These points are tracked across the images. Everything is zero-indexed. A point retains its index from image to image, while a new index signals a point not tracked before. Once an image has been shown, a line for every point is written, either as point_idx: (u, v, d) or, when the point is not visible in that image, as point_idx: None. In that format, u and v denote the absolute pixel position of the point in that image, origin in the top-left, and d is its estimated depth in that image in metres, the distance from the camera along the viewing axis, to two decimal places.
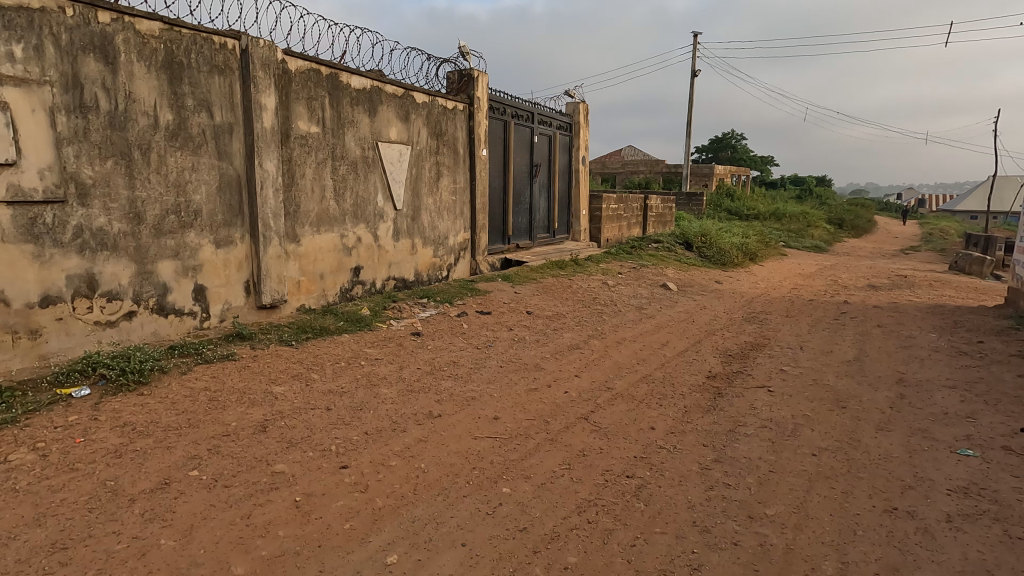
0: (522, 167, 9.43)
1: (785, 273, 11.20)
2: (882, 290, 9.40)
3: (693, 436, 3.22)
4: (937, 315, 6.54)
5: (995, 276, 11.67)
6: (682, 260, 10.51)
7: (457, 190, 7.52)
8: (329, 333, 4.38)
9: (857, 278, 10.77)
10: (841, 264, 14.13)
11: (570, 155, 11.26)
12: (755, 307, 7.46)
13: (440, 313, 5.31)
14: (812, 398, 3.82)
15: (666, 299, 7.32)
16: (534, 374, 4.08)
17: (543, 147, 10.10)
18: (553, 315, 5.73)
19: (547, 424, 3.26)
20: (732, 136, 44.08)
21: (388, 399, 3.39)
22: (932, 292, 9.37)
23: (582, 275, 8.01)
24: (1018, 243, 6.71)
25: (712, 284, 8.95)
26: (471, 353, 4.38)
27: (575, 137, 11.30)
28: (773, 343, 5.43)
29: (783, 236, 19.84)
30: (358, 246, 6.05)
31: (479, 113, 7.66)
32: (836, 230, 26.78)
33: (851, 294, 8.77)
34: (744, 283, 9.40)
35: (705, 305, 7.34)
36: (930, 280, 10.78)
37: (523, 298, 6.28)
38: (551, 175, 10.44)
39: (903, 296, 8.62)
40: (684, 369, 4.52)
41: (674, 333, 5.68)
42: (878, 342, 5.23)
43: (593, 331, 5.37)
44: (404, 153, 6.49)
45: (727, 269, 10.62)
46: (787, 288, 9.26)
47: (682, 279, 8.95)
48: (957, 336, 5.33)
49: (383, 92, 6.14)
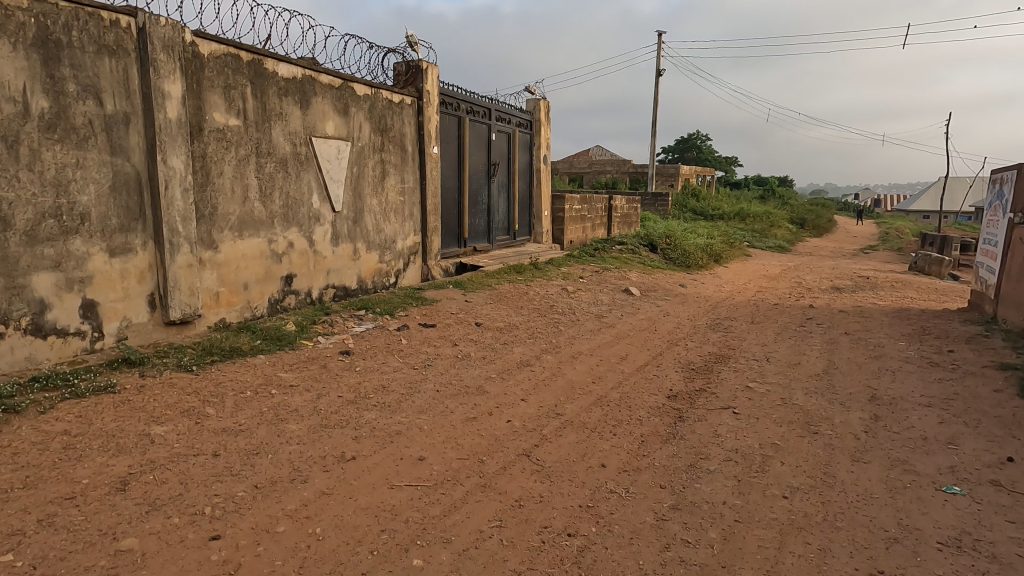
0: (479, 166, 8.96)
1: (750, 275, 11.02)
2: (846, 292, 9.27)
3: (649, 475, 2.80)
4: (903, 320, 6.34)
5: (953, 276, 11.77)
6: (646, 263, 10.20)
7: (405, 190, 6.98)
8: (240, 355, 3.82)
9: (821, 280, 10.66)
10: (804, 264, 14.11)
11: (531, 154, 10.85)
12: (720, 313, 7.15)
13: (378, 327, 4.79)
14: (781, 421, 3.46)
15: (628, 306, 6.95)
16: (475, 399, 3.61)
17: (501, 145, 9.66)
18: (504, 326, 5.27)
19: (482, 464, 2.80)
20: (697, 136, 44.49)
21: (295, 437, 2.87)
22: (894, 294, 9.29)
23: (540, 280, 7.59)
24: (982, 246, 6.58)
25: (676, 288, 8.63)
26: (405, 375, 3.87)
27: (536, 135, 10.89)
28: (739, 354, 5.09)
29: (747, 237, 19.89)
30: (290, 252, 5.47)
31: (429, 108, 7.16)
32: (799, 230, 27.15)
33: (816, 297, 8.59)
34: (709, 287, 9.13)
35: (669, 312, 7.00)
36: (891, 281, 10.76)
37: (474, 307, 5.81)
38: (511, 175, 10.01)
39: (866, 299, 8.48)
40: (643, 388, 4.11)
41: (634, 345, 5.29)
42: (847, 353, 4.94)
43: (547, 344, 4.93)
44: (343, 149, 5.93)
45: (692, 272, 10.37)
46: (752, 291, 9.03)
47: (646, 283, 8.62)
48: (926, 344, 5.09)
49: (317, 82, 5.57)
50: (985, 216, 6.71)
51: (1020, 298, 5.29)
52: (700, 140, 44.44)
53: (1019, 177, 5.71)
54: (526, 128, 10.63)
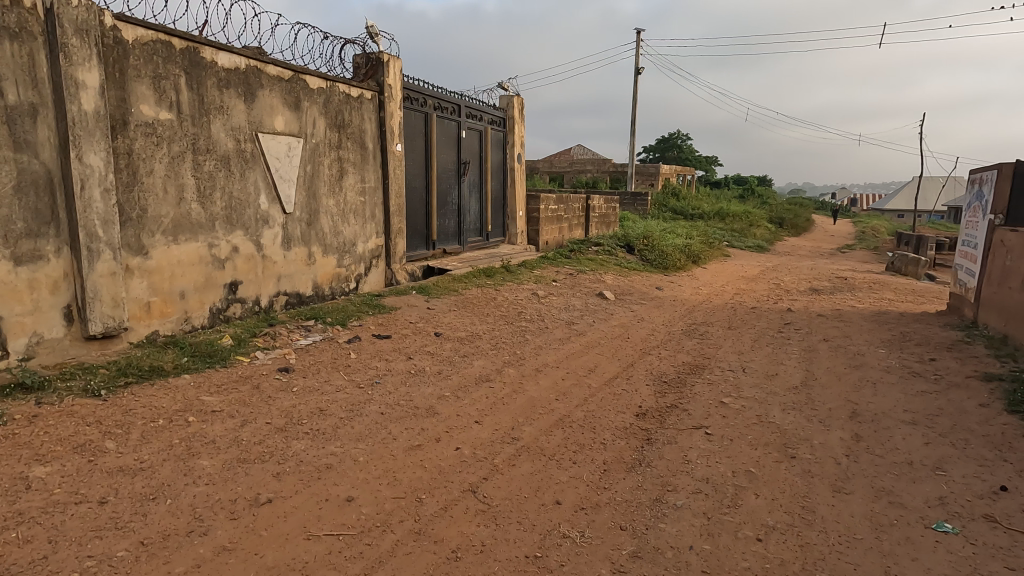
0: (448, 165, 8.60)
1: (728, 277, 10.83)
2: (824, 294, 9.11)
3: (609, 513, 2.48)
4: (883, 325, 6.14)
5: (929, 277, 11.73)
6: (622, 265, 9.93)
7: (366, 189, 6.60)
8: (162, 375, 3.41)
9: (799, 281, 10.50)
10: (782, 265, 14.00)
11: (504, 152, 10.52)
12: (696, 318, 6.89)
13: (326, 340, 4.41)
14: (756, 444, 3.17)
15: (601, 311, 6.66)
16: (423, 423, 3.27)
17: (472, 143, 9.31)
18: (466, 336, 4.93)
19: (420, 505, 2.46)
20: (677, 136, 44.59)
21: (205, 476, 2.49)
22: (872, 296, 9.16)
23: (510, 285, 7.26)
24: (961, 248, 6.42)
25: (653, 292, 8.37)
26: (348, 396, 3.51)
27: (509, 133, 10.55)
28: (714, 365, 4.82)
29: (726, 237, 19.81)
30: (234, 257, 5.06)
31: (392, 103, 6.78)
32: (777, 230, 27.25)
33: (793, 300, 8.40)
34: (685, 290, 8.90)
35: (644, 317, 6.72)
36: (869, 282, 10.65)
37: (436, 315, 5.46)
38: (482, 173, 9.67)
39: (845, 302, 8.32)
40: (610, 405, 3.80)
41: (605, 355, 4.99)
42: (826, 362, 4.70)
43: (511, 356, 4.60)
44: (294, 146, 5.53)
45: (669, 274, 10.13)
46: (730, 294, 8.82)
47: (621, 287, 8.34)
48: (906, 352, 4.87)
49: (264, 73, 5.17)
50: (964, 218, 6.55)
51: (1002, 303, 5.11)
52: (680, 140, 44.54)
53: (999, 177, 5.54)
54: (499, 126, 10.30)
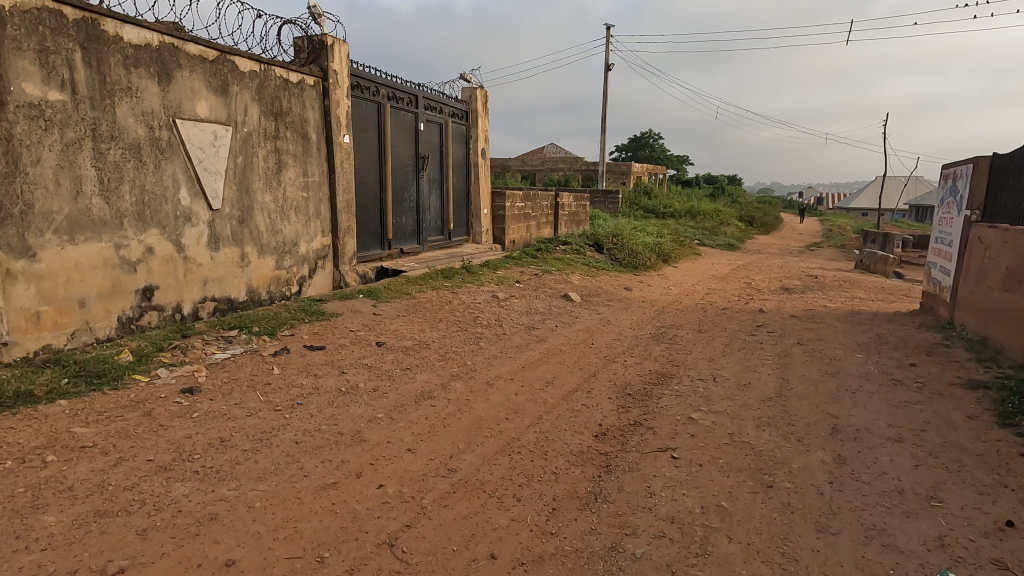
0: (405, 159, 8.10)
1: (698, 276, 10.57)
2: (795, 293, 8.89)
3: (554, 569, 2.05)
4: (857, 326, 5.87)
5: (897, 274, 11.69)
6: (591, 264, 9.56)
7: (309, 184, 6.05)
8: (31, 402, 2.85)
9: (770, 280, 10.29)
10: (753, 263, 13.86)
11: (467, 147, 10.05)
12: (665, 321, 6.54)
13: (248, 353, 3.88)
14: (728, 469, 2.78)
15: (565, 315, 6.24)
16: (344, 453, 2.78)
17: (432, 137, 8.82)
18: (412, 345, 4.45)
19: (320, 566, 1.98)
20: (649, 135, 44.72)
21: (45, 538, 1.97)
22: (843, 295, 8.98)
23: (469, 287, 6.80)
24: (936, 245, 6.19)
25: (621, 293, 8.00)
26: (260, 422, 3.00)
27: (473, 127, 10.09)
28: (682, 374, 4.44)
29: (697, 235, 19.70)
30: (149, 260, 4.47)
31: (338, 91, 6.25)
32: (747, 228, 27.40)
33: (765, 300, 8.14)
34: (655, 290, 8.57)
35: (610, 320, 6.34)
36: (839, 280, 10.51)
37: (381, 322, 4.96)
38: (443, 169, 9.18)
39: (817, 301, 8.09)
40: (566, 424, 3.37)
41: (565, 364, 4.58)
42: (801, 369, 4.37)
43: (460, 367, 4.14)
44: (220, 135, 4.96)
45: (639, 273, 9.81)
46: (700, 294, 8.52)
47: (588, 287, 7.96)
48: (884, 356, 4.58)
49: (183, 52, 4.60)
50: (936, 215, 6.35)
51: (979, 303, 4.87)
52: (652, 139, 44.67)
53: (975, 171, 5.31)
54: (461, 119, 9.82)
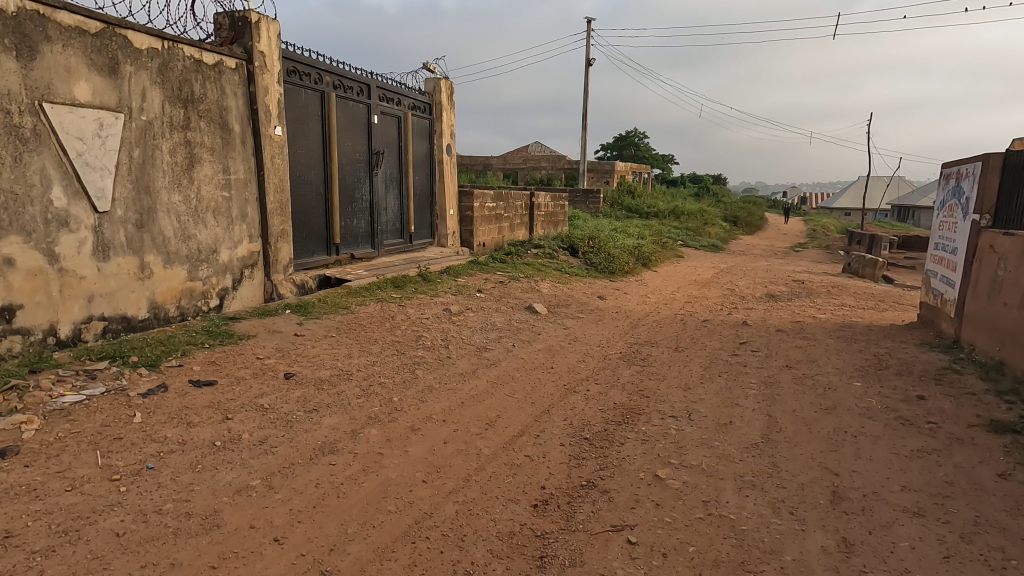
0: (357, 155, 7.35)
1: (679, 281, 9.94)
2: (781, 302, 8.27)
3: None
4: (852, 344, 5.23)
5: (886, 279, 11.16)
6: (563, 270, 8.86)
7: (231, 182, 5.27)
8: None
9: (756, 285, 9.68)
10: (737, 267, 13.27)
11: (430, 143, 9.32)
12: (640, 337, 5.86)
13: (111, 394, 3.10)
14: (701, 567, 2.09)
15: (526, 330, 5.53)
16: (182, 551, 2.04)
17: (388, 131, 8.07)
18: (330, 377, 3.71)
19: None
20: (633, 134, 44.29)
21: None
22: (832, 304, 8.38)
23: (421, 298, 6.06)
24: (938, 252, 5.57)
25: (594, 302, 7.32)
26: (80, 501, 2.24)
27: (437, 121, 9.34)
28: (651, 409, 3.75)
29: (680, 236, 19.14)
30: (8, 274, 3.66)
31: (266, 76, 5.49)
32: (732, 228, 26.99)
33: (749, 309, 7.50)
34: (631, 298, 7.91)
35: (577, 337, 5.64)
36: (827, 286, 9.92)
37: (301, 346, 4.20)
38: (402, 166, 8.45)
39: (805, 311, 7.47)
40: (499, 489, 2.66)
41: (514, 397, 3.87)
42: (790, 403, 3.70)
43: (382, 406, 3.41)
44: (108, 123, 4.17)
45: (615, 279, 9.15)
46: (680, 303, 7.86)
47: (557, 296, 7.27)
48: (887, 385, 3.93)
49: (53, 22, 3.81)
50: (937, 218, 5.74)
51: (992, 321, 4.25)
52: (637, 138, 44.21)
53: (985, 169, 4.68)
54: (424, 112, 9.07)
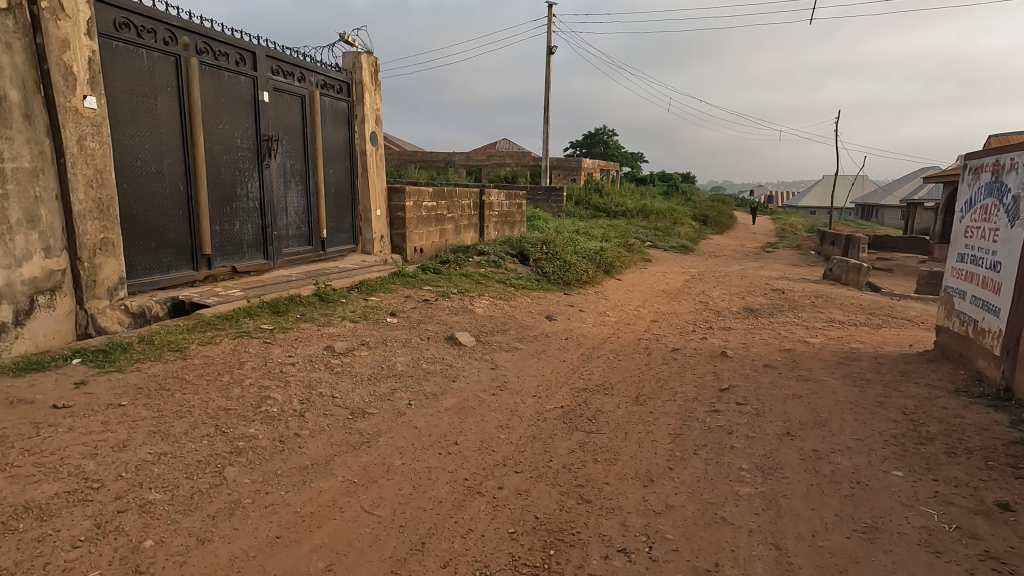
0: (240, 141, 5.79)
1: (644, 292, 8.66)
2: (763, 319, 7.02)
3: None
4: (868, 390, 3.94)
5: (872, 286, 10.10)
6: (508, 282, 7.44)
7: (4, 172, 3.66)
8: None
9: (732, 297, 8.43)
10: (708, 272, 12.12)
11: (350, 130, 7.79)
12: (592, 379, 4.47)
13: None
14: None
15: (437, 375, 4.10)
16: None
17: (287, 113, 6.52)
18: (50, 500, 2.20)
19: None
20: (602, 132, 43.22)
21: None
22: (819, 321, 7.18)
23: (303, 330, 4.55)
24: (970, 266, 4.34)
25: (539, 326, 5.91)
26: None
27: (357, 103, 7.82)
28: (591, 533, 2.35)
29: (648, 237, 18.02)
30: None
31: (65, 23, 3.91)
32: (702, 228, 26.13)
33: (727, 332, 6.21)
34: (587, 318, 6.55)
35: (507, 382, 4.23)
36: (810, 297, 8.75)
37: (49, 430, 2.66)
38: (309, 156, 6.91)
39: (794, 333, 6.21)
40: None
41: (378, 513, 2.43)
42: (807, 521, 2.36)
43: (112, 566, 1.92)
44: None
45: (571, 292, 7.80)
46: (646, 324, 6.52)
47: (492, 320, 5.85)
48: (943, 478, 2.63)
49: None
50: (962, 223, 4.55)
51: None
52: (606, 136, 43.11)
53: None
54: (339, 92, 7.54)
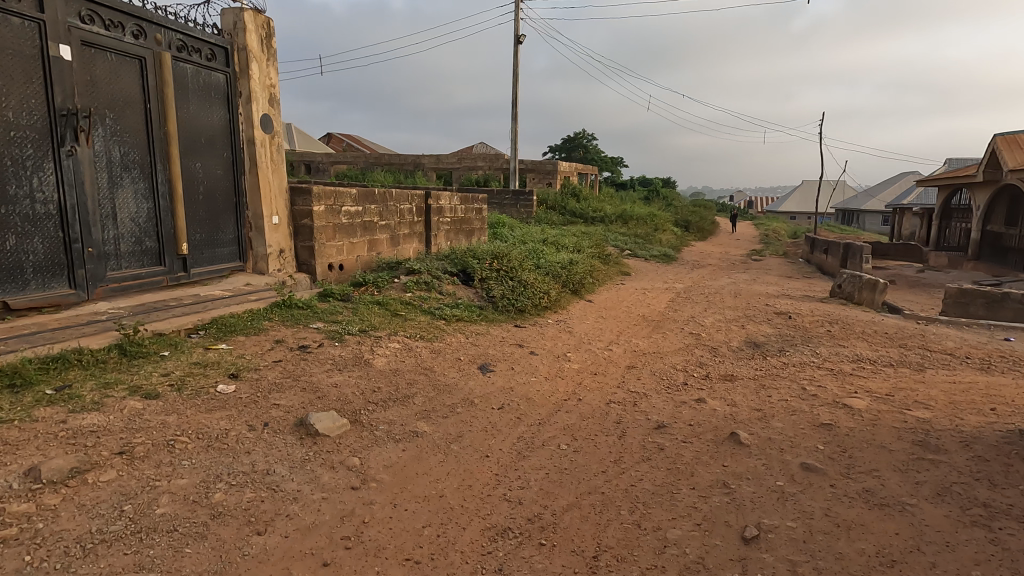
0: (12, 115, 3.88)
1: (620, 320, 6.91)
2: (773, 363, 5.29)
3: None
4: (1007, 544, 2.19)
5: (890, 306, 8.48)
6: (438, 313, 5.61)
7: None
8: None
9: (730, 326, 6.71)
10: (695, 287, 10.45)
11: (230, 111, 5.89)
12: (523, 505, 2.66)
13: None
14: None
15: (230, 524, 2.24)
16: None
17: (114, 81, 4.61)
18: None
19: None
20: (581, 136, 41.78)
21: None
22: (845, 364, 5.48)
23: (31, 424, 2.66)
24: None
25: (464, 386, 4.09)
26: None
27: (241, 76, 5.93)
28: None
29: (627, 245, 16.38)
30: None
31: None
32: (684, 234, 24.68)
33: (732, 389, 4.45)
34: (537, 367, 4.74)
35: (368, 525, 2.38)
36: (822, 324, 7.08)
37: None
38: (156, 144, 5.01)
39: (822, 387, 4.48)
40: None
41: None
42: None
43: None
44: None
45: (523, 323, 6.01)
46: (618, 375, 4.75)
47: (395, 378, 4.02)
48: None
49: None
50: None
51: None
52: (585, 140, 41.64)
53: None
54: (212, 59, 5.64)
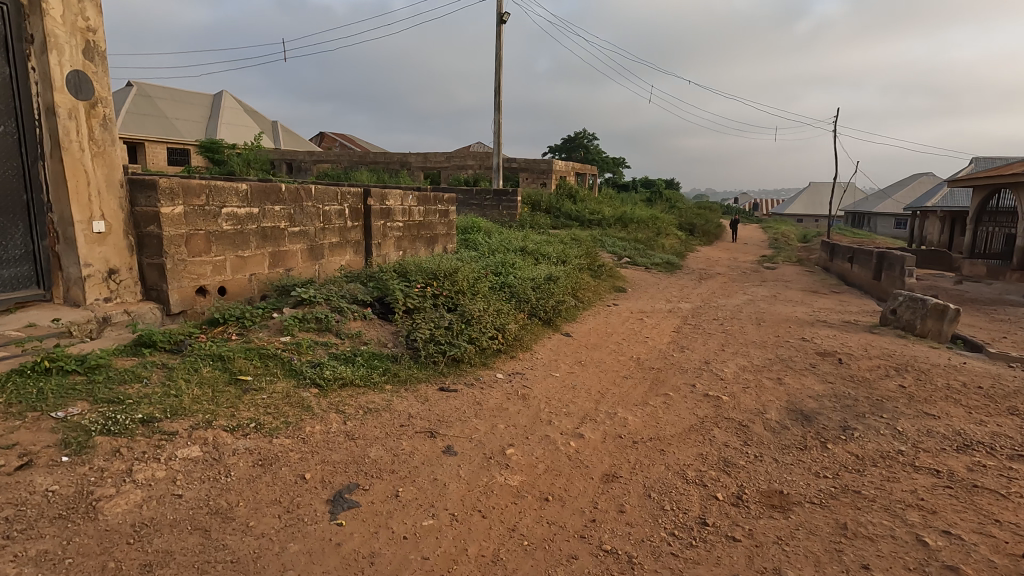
0: None
1: (605, 368, 4.88)
2: (845, 466, 3.25)
3: None
4: None
5: (966, 341, 6.40)
6: (313, 373, 3.60)
7: None
8: None
9: (762, 381, 4.68)
10: (707, 308, 8.43)
11: (11, 63, 3.90)
12: None
13: None
14: None
15: None
16: None
17: None
18: None
19: None
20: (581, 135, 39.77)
21: None
22: (956, 461, 3.42)
23: None
24: None
25: (271, 561, 2.07)
26: None
27: (30, 12, 3.94)
28: None
29: (627, 252, 14.41)
30: None
31: None
32: (690, 239, 22.72)
33: (792, 545, 2.41)
34: (444, 488, 2.72)
35: None
36: (890, 374, 5.04)
37: None
38: None
39: (957, 541, 2.44)
40: None
41: None
42: None
43: None
44: None
45: (455, 385, 3.99)
46: (587, 504, 2.71)
47: (128, 550, 2.00)
48: None
49: None
50: None
51: None
52: (586, 139, 39.71)
53: None
54: None
